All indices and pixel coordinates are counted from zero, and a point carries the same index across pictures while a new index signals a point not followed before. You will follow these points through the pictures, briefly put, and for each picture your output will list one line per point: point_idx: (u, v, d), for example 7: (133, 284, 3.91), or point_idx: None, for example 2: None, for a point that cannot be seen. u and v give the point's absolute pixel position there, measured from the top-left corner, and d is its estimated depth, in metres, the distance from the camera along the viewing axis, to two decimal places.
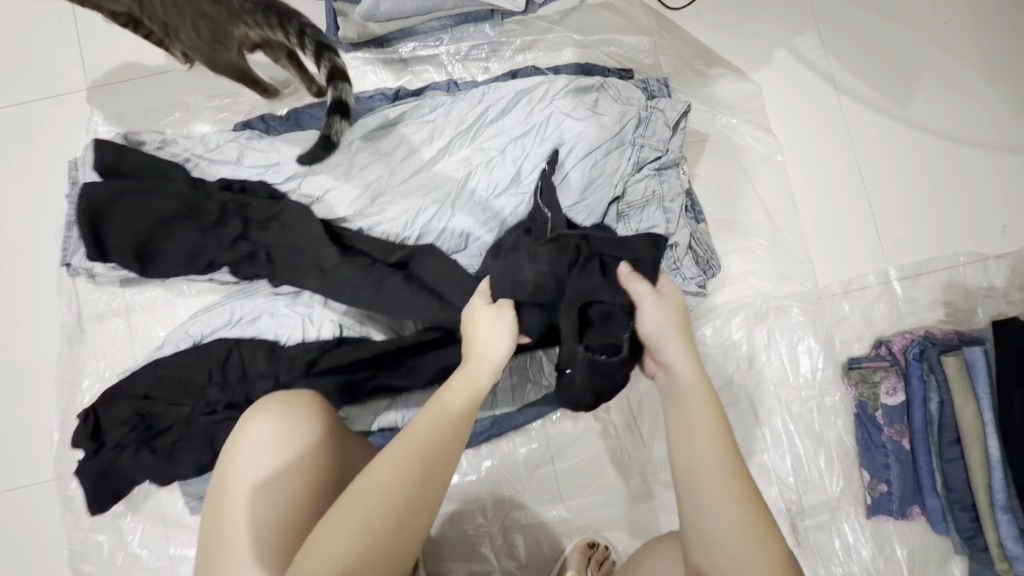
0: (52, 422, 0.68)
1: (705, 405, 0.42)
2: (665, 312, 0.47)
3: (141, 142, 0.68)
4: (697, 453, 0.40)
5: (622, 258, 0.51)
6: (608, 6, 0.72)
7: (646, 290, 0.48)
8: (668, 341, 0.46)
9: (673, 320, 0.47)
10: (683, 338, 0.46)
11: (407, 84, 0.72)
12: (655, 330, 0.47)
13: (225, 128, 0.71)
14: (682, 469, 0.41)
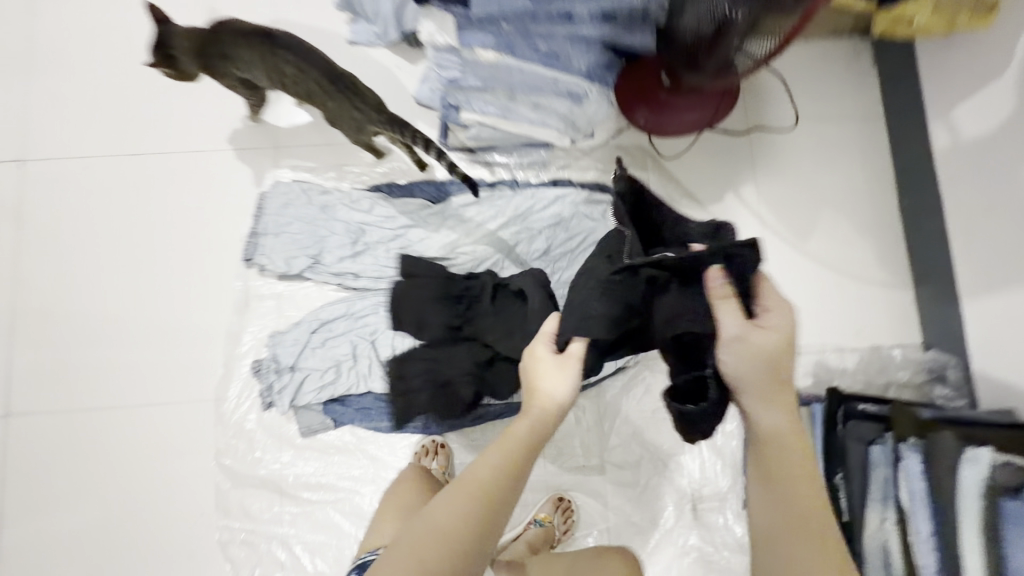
0: (217, 360, 1.03)
1: (792, 443, 0.60)
2: (741, 352, 0.61)
3: (308, 189, 1.05)
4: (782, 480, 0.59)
5: (713, 266, 0.63)
6: (622, 148, 1.11)
7: (738, 312, 0.62)
8: (747, 389, 0.61)
9: (754, 363, 0.61)
10: (771, 376, 0.61)
11: (483, 177, 1.08)
12: (735, 368, 0.61)
13: (360, 186, 1.08)
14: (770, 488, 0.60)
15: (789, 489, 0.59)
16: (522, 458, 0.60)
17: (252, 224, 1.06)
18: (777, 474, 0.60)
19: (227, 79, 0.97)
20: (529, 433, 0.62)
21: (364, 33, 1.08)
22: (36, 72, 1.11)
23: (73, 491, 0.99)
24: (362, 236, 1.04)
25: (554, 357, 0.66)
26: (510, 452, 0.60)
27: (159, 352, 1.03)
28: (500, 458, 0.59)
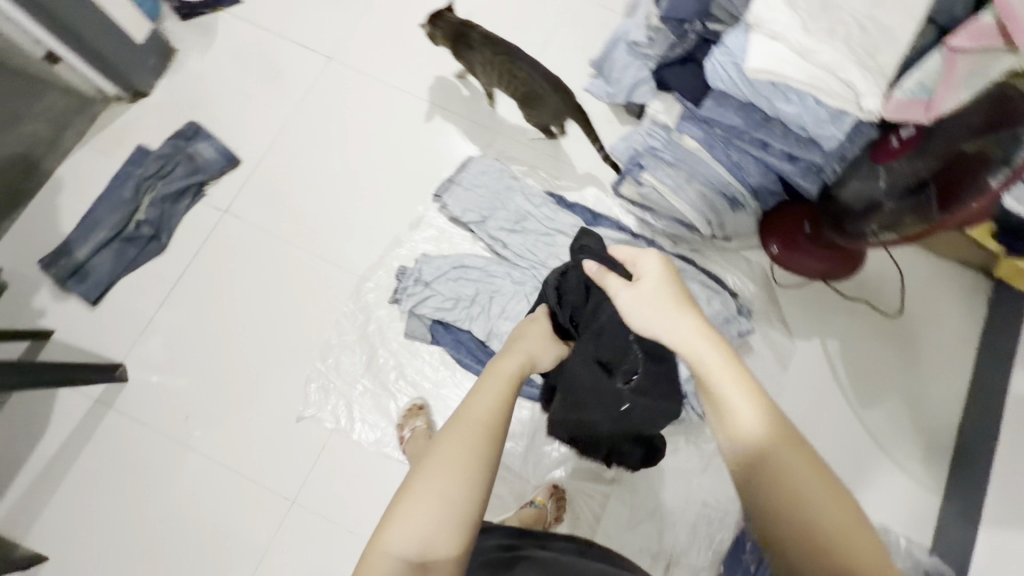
0: (378, 252, 1.30)
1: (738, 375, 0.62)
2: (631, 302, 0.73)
3: (500, 169, 1.33)
4: (768, 466, 0.57)
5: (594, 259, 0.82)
6: (746, 259, 1.32)
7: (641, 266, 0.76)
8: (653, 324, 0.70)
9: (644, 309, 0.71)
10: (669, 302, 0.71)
11: (631, 227, 1.33)
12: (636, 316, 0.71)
13: (537, 186, 1.35)
14: (777, 486, 0.56)
15: (787, 462, 0.57)
16: (505, 400, 0.70)
17: (452, 173, 1.34)
18: (771, 484, 0.56)
19: (463, 60, 1.28)
20: (508, 380, 0.73)
21: (598, 88, 1.41)
22: (372, 5, 1.48)
23: (235, 282, 1.26)
24: (523, 220, 1.29)
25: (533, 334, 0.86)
26: (501, 394, 0.70)
27: (343, 223, 1.32)
28: (491, 395, 0.69)
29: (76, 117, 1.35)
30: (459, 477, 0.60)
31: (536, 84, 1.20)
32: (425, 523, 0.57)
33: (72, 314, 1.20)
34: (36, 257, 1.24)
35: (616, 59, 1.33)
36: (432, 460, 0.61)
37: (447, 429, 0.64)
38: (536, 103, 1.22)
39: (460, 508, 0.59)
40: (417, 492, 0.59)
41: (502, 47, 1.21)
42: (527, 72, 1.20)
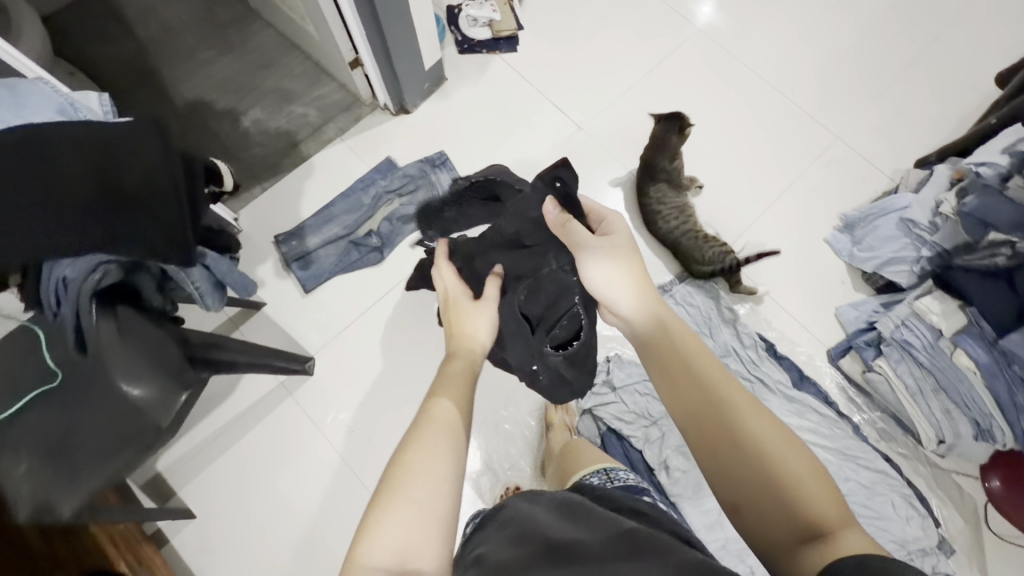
0: None
1: (679, 325, 0.71)
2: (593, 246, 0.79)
3: (717, 298, 1.30)
4: (726, 428, 0.61)
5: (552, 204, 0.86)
6: (958, 487, 1.17)
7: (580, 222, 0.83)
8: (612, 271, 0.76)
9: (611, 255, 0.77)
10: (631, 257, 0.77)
11: (839, 403, 1.22)
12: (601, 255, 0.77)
13: (752, 332, 1.27)
14: (741, 444, 0.59)
15: (750, 416, 0.61)
16: (464, 394, 0.73)
17: (665, 284, 1.33)
18: (729, 429, 0.61)
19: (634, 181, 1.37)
20: (465, 378, 0.76)
21: (840, 243, 1.33)
22: (636, 89, 1.48)
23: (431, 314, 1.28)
24: (726, 355, 1.24)
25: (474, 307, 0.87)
26: (456, 397, 0.72)
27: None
28: (448, 395, 0.71)
29: (341, 113, 1.46)
30: (428, 482, 0.60)
31: (683, 227, 1.28)
32: (406, 534, 0.56)
33: (286, 296, 1.28)
34: (273, 231, 1.33)
35: (878, 226, 1.25)
36: (404, 468, 0.60)
37: (409, 437, 0.64)
38: (680, 241, 1.28)
39: (436, 489, 0.59)
40: (393, 498, 0.58)
41: (667, 182, 1.33)
42: (681, 214, 1.30)
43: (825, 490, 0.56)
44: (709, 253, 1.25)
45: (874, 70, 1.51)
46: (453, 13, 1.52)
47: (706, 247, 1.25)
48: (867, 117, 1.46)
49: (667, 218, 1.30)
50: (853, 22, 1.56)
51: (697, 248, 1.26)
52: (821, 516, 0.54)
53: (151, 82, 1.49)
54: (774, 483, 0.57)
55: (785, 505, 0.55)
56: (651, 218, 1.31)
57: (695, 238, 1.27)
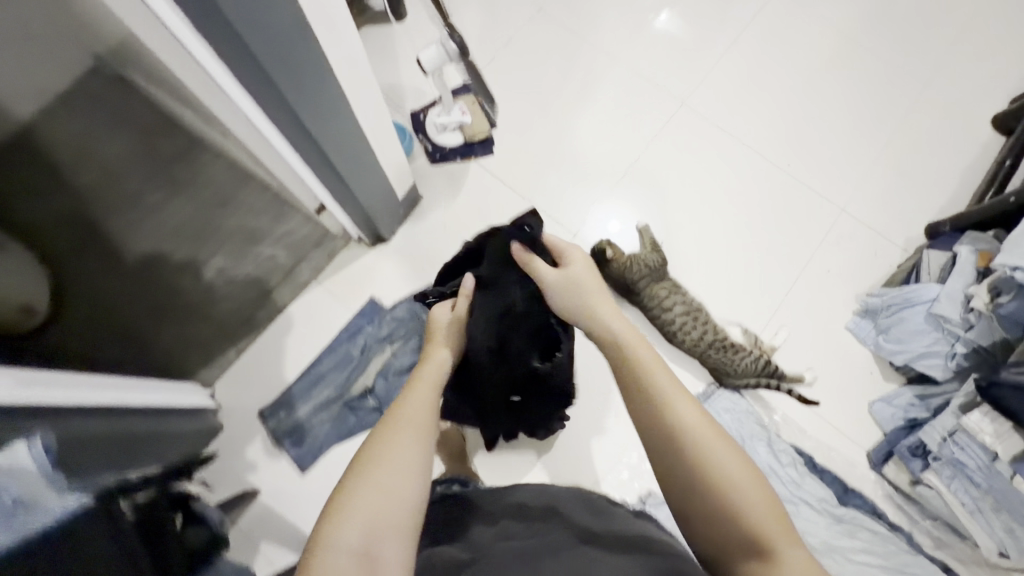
0: (599, 474, 1.21)
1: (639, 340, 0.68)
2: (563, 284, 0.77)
3: (750, 414, 1.20)
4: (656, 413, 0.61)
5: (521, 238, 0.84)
6: None
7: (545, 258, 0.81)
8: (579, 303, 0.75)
9: (571, 289, 0.76)
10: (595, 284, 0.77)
11: (889, 514, 1.15)
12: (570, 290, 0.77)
13: (788, 446, 1.19)
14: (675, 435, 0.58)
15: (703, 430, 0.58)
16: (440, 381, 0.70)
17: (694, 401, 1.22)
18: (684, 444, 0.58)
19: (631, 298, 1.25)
20: (442, 367, 0.72)
21: (864, 330, 1.26)
22: (628, 182, 1.39)
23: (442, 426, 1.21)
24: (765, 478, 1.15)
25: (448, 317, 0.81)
26: (433, 382, 0.69)
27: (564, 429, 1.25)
28: (428, 384, 0.68)
29: (314, 249, 1.32)
30: (404, 466, 0.57)
31: (709, 338, 1.19)
32: (371, 518, 0.53)
33: (283, 476, 1.16)
34: (260, 401, 1.22)
35: (905, 318, 1.17)
36: (376, 453, 0.57)
37: (384, 424, 0.61)
38: (711, 355, 1.20)
39: (412, 469, 0.57)
40: (362, 484, 0.55)
41: (667, 293, 1.22)
42: (700, 324, 1.20)
43: (763, 498, 0.55)
44: (743, 362, 1.18)
45: (868, 128, 1.44)
46: (420, 120, 1.39)
47: (738, 359, 1.18)
48: (870, 183, 1.40)
49: (686, 334, 1.20)
50: (839, 78, 1.48)
51: (732, 360, 1.18)
52: (759, 517, 0.54)
53: (93, 240, 1.33)
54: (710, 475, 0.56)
55: (720, 491, 0.55)
56: (669, 334, 1.23)
57: (724, 349, 1.19)
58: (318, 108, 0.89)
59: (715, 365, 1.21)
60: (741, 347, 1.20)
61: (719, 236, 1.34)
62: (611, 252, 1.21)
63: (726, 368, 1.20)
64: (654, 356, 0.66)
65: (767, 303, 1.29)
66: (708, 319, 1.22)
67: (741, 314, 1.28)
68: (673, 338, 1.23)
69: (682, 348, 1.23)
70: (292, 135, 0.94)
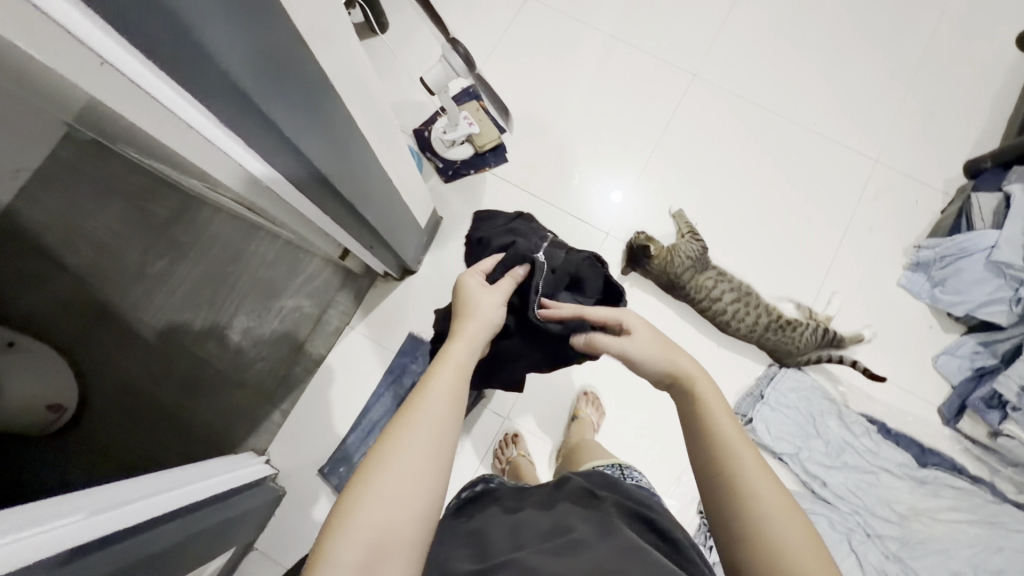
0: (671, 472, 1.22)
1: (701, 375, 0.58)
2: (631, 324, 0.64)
3: (814, 390, 1.18)
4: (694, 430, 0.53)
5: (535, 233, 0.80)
6: None
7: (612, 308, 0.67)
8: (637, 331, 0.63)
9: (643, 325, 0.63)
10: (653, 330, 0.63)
11: (968, 467, 1.14)
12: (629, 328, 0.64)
13: (858, 416, 1.17)
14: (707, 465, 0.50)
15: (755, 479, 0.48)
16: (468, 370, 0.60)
17: (756, 385, 1.19)
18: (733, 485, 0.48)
19: (678, 292, 1.19)
20: (470, 347, 0.62)
21: (917, 285, 1.23)
22: (652, 169, 1.32)
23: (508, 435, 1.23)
24: (841, 453, 1.14)
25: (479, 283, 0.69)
26: (459, 368, 0.59)
27: (629, 433, 1.24)
28: (456, 366, 0.59)
29: (338, 291, 1.29)
30: (415, 471, 0.49)
31: (763, 322, 1.16)
32: (377, 534, 0.45)
33: None
34: (318, 458, 1.20)
35: (962, 268, 1.14)
36: (393, 449, 0.50)
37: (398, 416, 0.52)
38: (768, 340, 1.16)
39: (421, 479, 0.49)
40: (369, 494, 0.47)
41: (713, 282, 1.17)
42: (753, 309, 1.16)
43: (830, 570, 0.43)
44: (801, 340, 1.15)
45: (891, 70, 1.37)
46: (424, 137, 1.31)
47: (796, 338, 1.15)
48: (901, 128, 1.34)
49: (741, 322, 1.16)
50: (851, 20, 1.41)
51: (791, 340, 1.15)
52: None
53: (106, 321, 1.24)
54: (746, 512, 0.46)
55: (746, 522, 0.46)
56: (722, 323, 1.18)
57: (781, 330, 1.15)
58: (355, 187, 0.79)
59: (773, 349, 1.18)
60: (796, 322, 1.17)
61: (756, 210, 1.29)
62: (653, 248, 1.16)
63: (786, 349, 1.16)
64: (712, 390, 0.56)
65: (815, 272, 1.25)
66: (760, 300, 1.18)
67: (790, 288, 1.24)
68: (727, 328, 1.18)
69: (738, 335, 1.18)
70: (342, 220, 0.87)
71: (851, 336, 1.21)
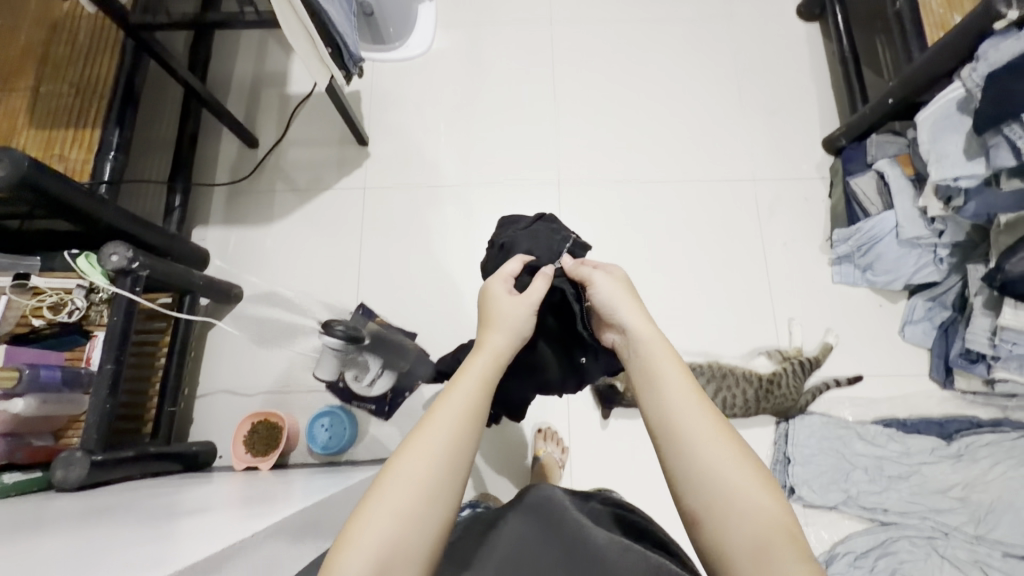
0: None
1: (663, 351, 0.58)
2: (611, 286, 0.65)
3: (824, 424, 1.17)
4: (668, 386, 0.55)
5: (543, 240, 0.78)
6: None
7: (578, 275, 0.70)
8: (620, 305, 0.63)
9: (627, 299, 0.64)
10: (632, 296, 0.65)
11: (982, 414, 1.18)
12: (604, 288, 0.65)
13: (873, 425, 1.18)
14: (671, 429, 0.52)
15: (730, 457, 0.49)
16: (486, 395, 0.59)
17: (778, 448, 1.17)
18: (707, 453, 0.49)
19: None
20: (487, 361, 0.62)
21: (850, 276, 1.26)
22: None
23: None
24: (882, 469, 1.13)
25: (507, 291, 0.69)
26: (481, 383, 0.60)
27: None
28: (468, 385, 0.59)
29: None
30: (417, 497, 0.50)
31: (753, 393, 1.13)
32: (382, 546, 0.47)
33: None
34: None
35: (881, 252, 1.18)
36: (401, 474, 0.51)
37: (413, 432, 0.54)
38: (765, 406, 1.14)
39: (425, 506, 0.50)
40: (375, 515, 0.48)
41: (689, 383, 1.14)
42: (736, 386, 1.13)
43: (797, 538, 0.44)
44: (789, 392, 1.15)
45: (716, 92, 1.42)
46: (343, 388, 1.20)
47: (786, 393, 1.14)
48: (753, 138, 1.39)
49: (734, 403, 1.13)
50: (658, 65, 1.45)
51: (783, 396, 1.14)
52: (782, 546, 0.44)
53: None
54: (712, 479, 0.48)
55: (733, 488, 0.47)
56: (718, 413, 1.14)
57: (771, 393, 1.14)
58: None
59: (774, 410, 1.16)
60: (777, 376, 1.15)
61: (681, 280, 1.28)
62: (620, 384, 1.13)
63: (783, 406, 1.15)
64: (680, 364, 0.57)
65: (762, 310, 1.26)
66: (736, 372, 1.16)
67: (751, 339, 1.24)
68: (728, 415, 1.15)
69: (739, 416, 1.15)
70: None
71: (819, 351, 1.22)
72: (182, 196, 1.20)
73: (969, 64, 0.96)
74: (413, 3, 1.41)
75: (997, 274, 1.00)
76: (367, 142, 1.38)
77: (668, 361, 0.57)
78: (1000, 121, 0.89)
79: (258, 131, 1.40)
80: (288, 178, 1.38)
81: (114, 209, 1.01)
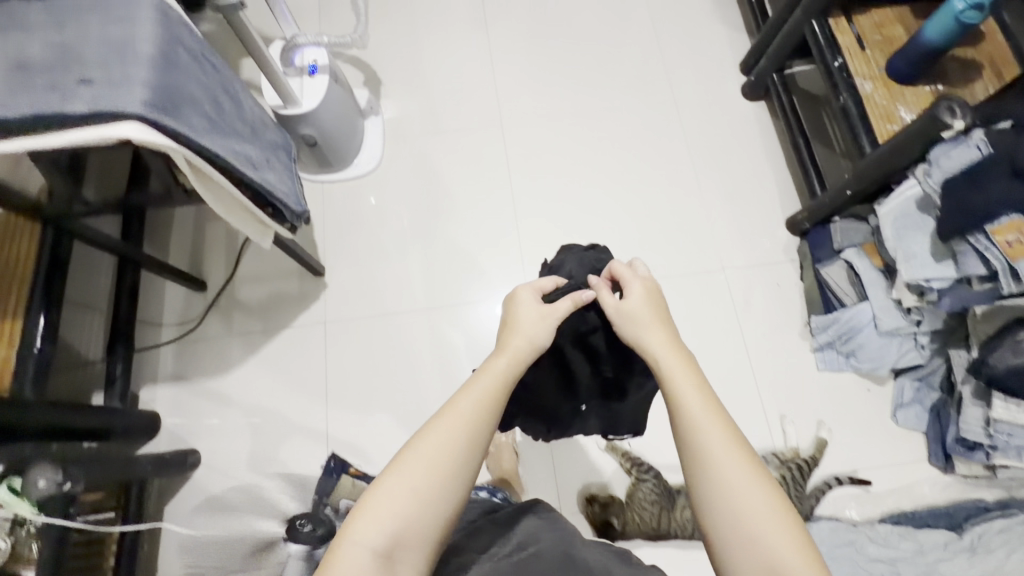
0: None
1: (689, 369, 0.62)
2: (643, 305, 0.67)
3: (833, 527, 1.11)
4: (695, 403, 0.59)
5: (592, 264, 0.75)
6: None
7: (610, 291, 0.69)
8: (648, 325, 0.65)
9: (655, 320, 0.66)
10: (660, 314, 0.67)
11: (986, 495, 1.14)
12: (636, 306, 0.66)
13: (881, 523, 1.12)
14: (693, 450, 0.56)
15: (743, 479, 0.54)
16: (499, 401, 0.62)
17: None
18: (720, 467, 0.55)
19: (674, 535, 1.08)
20: (501, 363, 0.64)
21: (834, 362, 1.23)
22: None
23: None
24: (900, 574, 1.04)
25: (535, 298, 0.68)
26: (497, 388, 0.62)
27: None
28: (485, 387, 0.61)
29: None
30: (436, 482, 0.55)
31: None
32: (400, 521, 0.53)
33: None
34: None
35: (863, 342, 1.16)
36: (420, 459, 0.56)
37: (434, 419, 0.58)
38: None
39: (442, 492, 0.55)
40: (395, 494, 0.54)
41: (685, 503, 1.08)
42: None
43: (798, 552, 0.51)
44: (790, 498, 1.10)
45: (673, 183, 1.42)
46: None
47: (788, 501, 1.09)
48: (716, 226, 1.38)
49: None
50: (613, 159, 1.44)
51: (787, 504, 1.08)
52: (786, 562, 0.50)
53: None
54: (722, 495, 0.54)
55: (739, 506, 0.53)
56: None
57: None
58: None
59: None
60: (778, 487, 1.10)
61: None
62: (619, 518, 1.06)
63: None
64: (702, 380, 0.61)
65: (752, 409, 1.22)
66: None
67: None
68: None
69: None
70: None
71: (814, 446, 1.18)
72: (124, 363, 1.12)
73: (924, 164, 0.96)
74: (358, 123, 1.37)
75: (982, 365, 0.98)
76: (323, 273, 1.32)
77: (691, 380, 0.60)
78: (964, 231, 0.88)
79: (204, 274, 1.32)
80: (241, 320, 1.29)
81: (39, 408, 0.90)
